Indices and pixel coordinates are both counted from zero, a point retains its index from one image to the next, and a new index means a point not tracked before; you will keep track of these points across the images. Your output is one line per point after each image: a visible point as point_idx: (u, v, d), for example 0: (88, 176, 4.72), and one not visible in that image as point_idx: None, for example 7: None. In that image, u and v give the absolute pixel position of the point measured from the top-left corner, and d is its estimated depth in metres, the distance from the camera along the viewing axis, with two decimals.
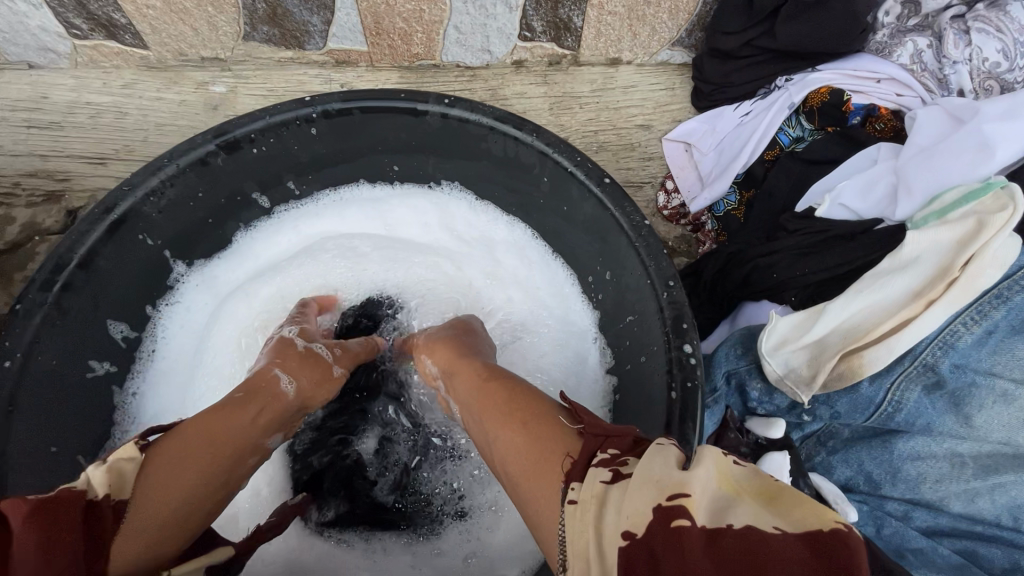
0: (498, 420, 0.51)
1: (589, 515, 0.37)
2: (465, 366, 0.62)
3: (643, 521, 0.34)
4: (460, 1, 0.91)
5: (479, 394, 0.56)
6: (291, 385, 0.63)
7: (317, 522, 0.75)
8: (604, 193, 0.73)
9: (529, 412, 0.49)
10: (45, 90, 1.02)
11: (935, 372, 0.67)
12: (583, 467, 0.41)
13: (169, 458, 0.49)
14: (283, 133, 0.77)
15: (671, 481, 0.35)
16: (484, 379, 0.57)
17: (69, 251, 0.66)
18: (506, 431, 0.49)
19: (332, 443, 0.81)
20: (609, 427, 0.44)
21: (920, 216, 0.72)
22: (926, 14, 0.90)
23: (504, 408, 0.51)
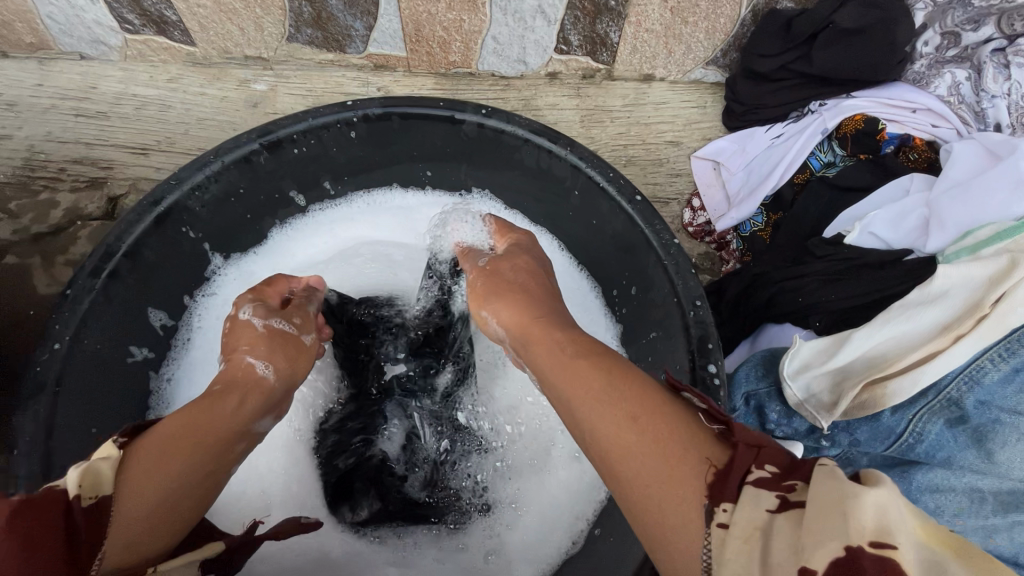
0: (597, 408, 0.44)
1: (749, 546, 0.33)
2: (551, 334, 0.53)
3: (829, 561, 0.30)
4: (500, 13, 0.92)
5: (567, 373, 0.48)
6: (269, 368, 0.60)
7: (352, 521, 0.77)
8: (635, 211, 0.74)
9: (642, 405, 0.43)
10: (95, 81, 1.06)
11: (959, 407, 0.67)
12: (736, 484, 0.36)
13: (152, 451, 0.48)
14: (323, 135, 0.79)
15: (870, 524, 0.31)
16: (572, 356, 0.49)
17: (117, 241, 0.69)
18: (611, 422, 0.43)
19: (354, 444, 0.80)
20: (759, 438, 0.39)
21: (953, 251, 0.72)
22: (965, 46, 0.90)
23: (603, 395, 0.44)
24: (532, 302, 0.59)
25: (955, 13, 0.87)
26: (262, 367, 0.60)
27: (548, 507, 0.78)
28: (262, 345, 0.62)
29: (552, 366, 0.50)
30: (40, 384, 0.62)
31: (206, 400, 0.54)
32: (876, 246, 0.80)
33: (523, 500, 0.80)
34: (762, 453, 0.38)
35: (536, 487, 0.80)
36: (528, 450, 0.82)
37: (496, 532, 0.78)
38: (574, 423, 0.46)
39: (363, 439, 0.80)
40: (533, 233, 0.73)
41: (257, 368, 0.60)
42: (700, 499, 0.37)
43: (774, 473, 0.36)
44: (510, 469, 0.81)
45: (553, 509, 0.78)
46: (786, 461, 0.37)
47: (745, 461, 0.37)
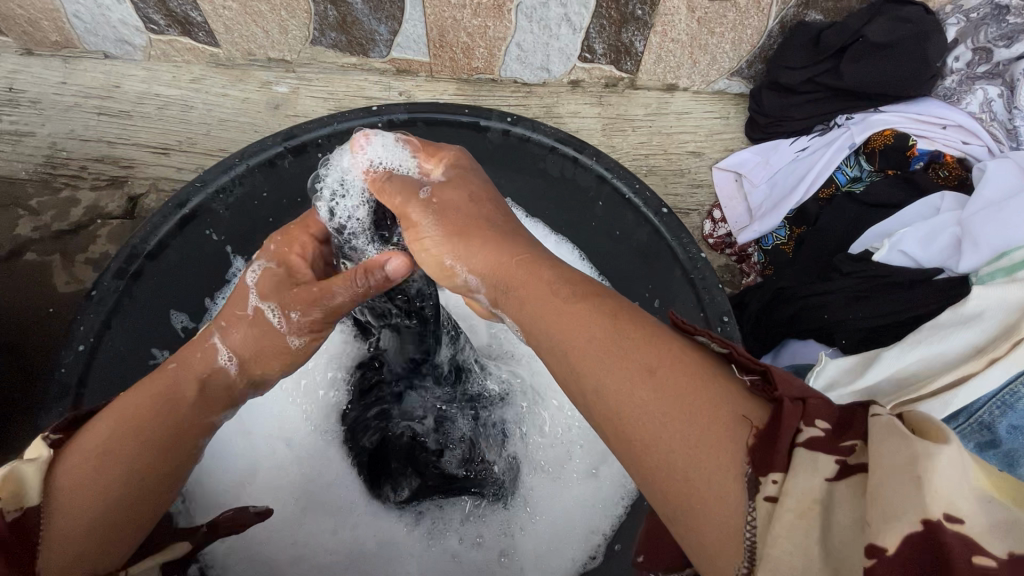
0: (605, 359, 0.38)
1: (805, 525, 0.30)
2: (538, 278, 0.45)
3: (900, 537, 0.27)
4: (525, 20, 0.92)
5: (566, 321, 0.42)
6: (233, 363, 0.53)
7: (396, 500, 0.77)
8: (661, 223, 0.74)
9: (659, 357, 0.38)
10: (118, 80, 1.06)
11: (991, 431, 0.64)
12: (787, 444, 0.32)
13: (92, 453, 0.45)
14: (348, 140, 0.79)
15: (943, 491, 0.27)
16: (573, 299, 0.43)
17: (142, 243, 0.69)
18: (622, 377, 0.37)
19: (372, 423, 0.75)
20: (798, 384, 0.35)
21: (987, 271, 0.71)
22: (997, 62, 0.88)
23: (612, 346, 0.39)
24: (503, 246, 0.49)
25: (988, 30, 0.85)
26: (217, 360, 0.53)
27: (566, 512, 0.77)
28: (236, 329, 0.54)
29: (547, 314, 0.43)
30: (65, 386, 0.62)
31: (152, 386, 0.49)
32: (905, 264, 0.79)
33: (540, 504, 0.79)
34: (809, 407, 0.33)
35: (556, 491, 0.79)
36: (555, 452, 0.81)
37: (512, 532, 0.78)
38: (575, 378, 0.40)
39: (380, 417, 0.75)
40: (467, 151, 0.59)
41: (210, 362, 0.52)
42: (741, 463, 0.33)
43: (828, 431, 0.32)
44: (534, 465, 0.80)
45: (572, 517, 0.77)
46: (837, 413, 0.33)
47: (793, 417, 0.33)
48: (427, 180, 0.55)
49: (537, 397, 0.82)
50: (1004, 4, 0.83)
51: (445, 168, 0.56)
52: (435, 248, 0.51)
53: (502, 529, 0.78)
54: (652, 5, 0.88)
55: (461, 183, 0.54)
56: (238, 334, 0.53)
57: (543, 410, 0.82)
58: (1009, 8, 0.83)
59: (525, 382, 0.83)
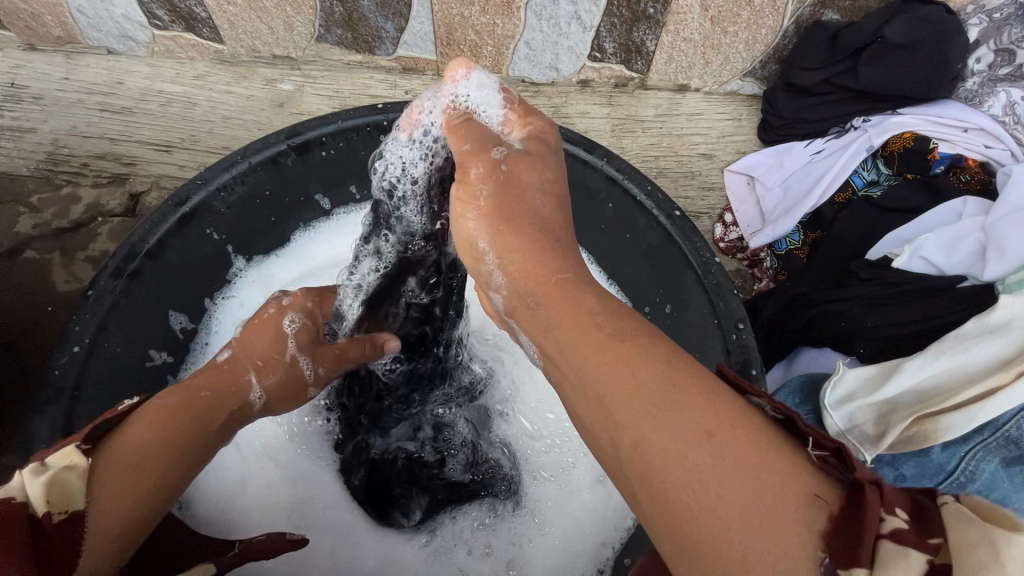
0: (658, 417, 0.34)
1: None
2: (578, 308, 0.41)
3: None
4: (535, 17, 0.90)
5: (612, 365, 0.37)
6: (262, 398, 0.56)
7: (410, 523, 0.75)
8: (674, 226, 0.71)
9: (719, 417, 0.33)
10: (121, 76, 1.05)
11: (1018, 446, 0.63)
12: (873, 545, 0.28)
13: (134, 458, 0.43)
14: (353, 138, 0.77)
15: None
16: (619, 341, 0.38)
17: (140, 241, 0.67)
18: (674, 435, 0.33)
19: (359, 456, 0.75)
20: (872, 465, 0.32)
21: (1014, 278, 0.68)
22: (1020, 64, 0.85)
23: (664, 402, 0.34)
24: (535, 255, 0.45)
25: (1012, 30, 0.83)
26: (251, 392, 0.55)
27: (575, 521, 0.75)
28: (272, 370, 0.57)
29: (588, 353, 0.38)
30: (59, 389, 0.60)
31: (186, 405, 0.49)
32: (926, 271, 0.76)
33: (547, 514, 0.76)
34: (888, 494, 0.30)
35: (563, 499, 0.76)
36: (559, 455, 0.78)
37: (521, 542, 0.75)
38: (620, 432, 0.35)
39: (361, 449, 0.75)
40: (557, 126, 0.53)
41: (249, 388, 0.55)
42: (815, 552, 0.29)
43: (911, 522, 0.29)
44: (535, 472, 0.78)
45: (580, 520, 0.75)
46: (911, 504, 0.31)
47: (872, 505, 0.30)
48: (505, 143, 0.49)
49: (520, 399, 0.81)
50: None
51: (527, 137, 0.50)
52: (473, 224, 0.47)
53: (510, 538, 0.75)
54: (665, 3, 0.86)
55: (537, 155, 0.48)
56: (275, 377, 0.57)
57: (543, 415, 0.80)
58: None
59: (507, 382, 0.82)
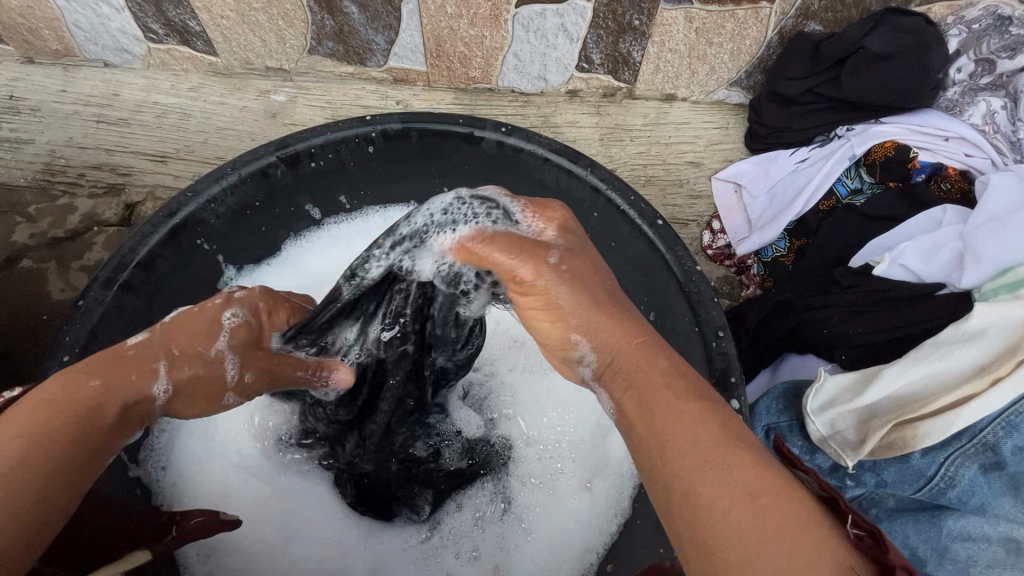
0: (745, 493, 0.36)
1: None
2: (662, 395, 0.42)
3: None
4: (522, 30, 0.92)
5: (687, 440, 0.39)
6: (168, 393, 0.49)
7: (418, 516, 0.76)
8: (657, 235, 0.72)
9: (791, 509, 0.36)
10: (117, 88, 1.07)
11: (995, 452, 0.64)
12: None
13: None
14: (342, 149, 0.79)
15: None
16: (699, 412, 0.40)
17: (131, 252, 0.69)
18: (743, 510, 0.36)
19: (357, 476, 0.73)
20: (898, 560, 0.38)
21: (990, 287, 0.70)
22: (1000, 73, 0.87)
23: (712, 460, 0.38)
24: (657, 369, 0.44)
25: (991, 41, 0.85)
26: (152, 390, 0.48)
27: (562, 524, 0.76)
28: (187, 364, 0.50)
29: (679, 430, 0.40)
30: None
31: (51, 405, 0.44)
32: (905, 278, 0.77)
33: (535, 518, 0.77)
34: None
35: (551, 503, 0.77)
36: (547, 461, 0.79)
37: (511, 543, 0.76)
38: (691, 491, 0.37)
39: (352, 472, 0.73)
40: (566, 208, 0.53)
41: (138, 389, 0.48)
42: None
43: None
44: (526, 479, 0.78)
45: (568, 527, 0.75)
46: None
47: None
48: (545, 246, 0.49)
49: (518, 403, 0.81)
50: (1006, 15, 0.83)
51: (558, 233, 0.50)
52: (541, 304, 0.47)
53: (500, 538, 0.76)
54: (650, 15, 0.88)
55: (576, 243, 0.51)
56: (188, 369, 0.50)
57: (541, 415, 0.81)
58: (1011, 20, 0.83)
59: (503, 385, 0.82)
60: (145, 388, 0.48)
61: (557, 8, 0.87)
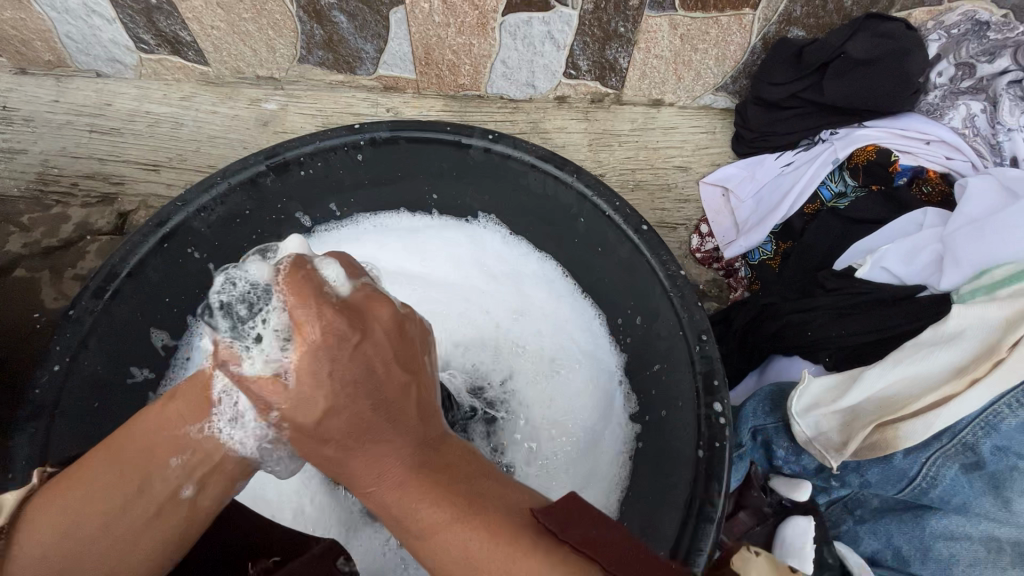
0: (477, 542, 0.42)
1: None
2: (385, 454, 0.47)
3: None
4: (509, 38, 0.93)
5: (428, 505, 0.45)
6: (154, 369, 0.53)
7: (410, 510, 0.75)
8: (642, 240, 0.73)
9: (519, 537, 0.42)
10: (109, 98, 1.08)
11: (974, 452, 0.65)
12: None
13: (61, 504, 0.46)
14: (331, 157, 0.79)
15: None
16: (423, 476, 0.46)
17: (121, 261, 0.70)
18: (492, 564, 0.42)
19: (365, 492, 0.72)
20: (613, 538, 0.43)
21: (968, 289, 0.71)
22: (980, 77, 0.89)
23: (467, 523, 0.43)
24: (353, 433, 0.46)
25: (970, 45, 0.87)
26: (202, 425, 0.51)
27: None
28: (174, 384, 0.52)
29: (394, 493, 0.46)
30: (39, 407, 0.63)
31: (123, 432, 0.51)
32: (888, 281, 0.78)
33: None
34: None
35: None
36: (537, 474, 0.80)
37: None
38: (450, 549, 0.43)
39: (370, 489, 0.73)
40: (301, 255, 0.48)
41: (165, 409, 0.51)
42: None
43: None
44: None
45: None
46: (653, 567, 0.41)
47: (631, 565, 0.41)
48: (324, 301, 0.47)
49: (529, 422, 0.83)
50: (984, 20, 0.85)
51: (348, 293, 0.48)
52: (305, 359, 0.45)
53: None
54: (635, 23, 0.89)
55: (419, 336, 0.52)
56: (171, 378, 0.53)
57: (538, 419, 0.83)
58: (989, 25, 0.85)
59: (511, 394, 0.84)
60: (196, 426, 0.50)
61: (543, 16, 0.88)
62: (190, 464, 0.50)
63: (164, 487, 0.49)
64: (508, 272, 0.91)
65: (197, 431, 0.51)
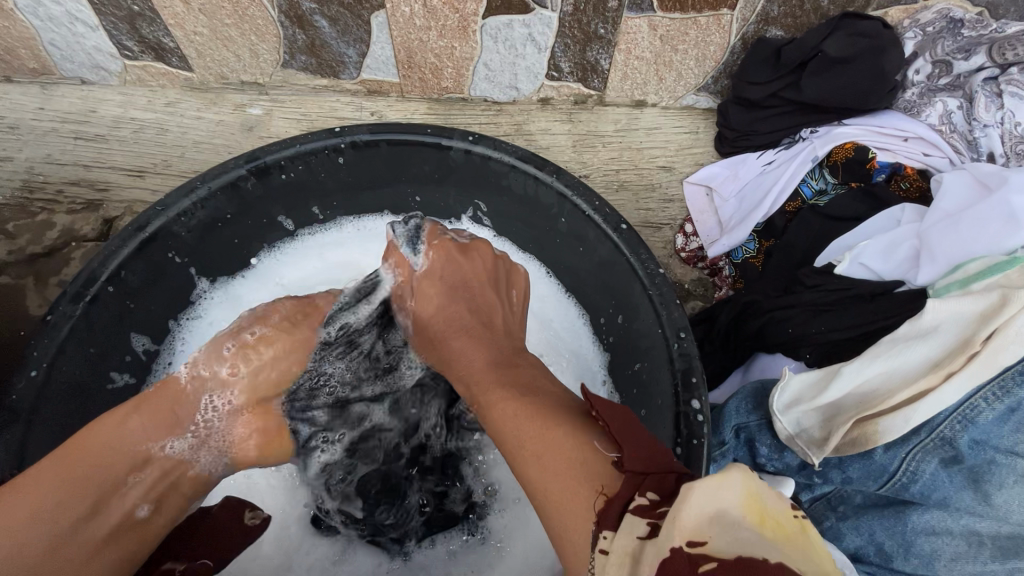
0: (535, 418, 0.50)
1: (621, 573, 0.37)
2: (464, 350, 0.63)
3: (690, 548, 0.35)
4: (490, 40, 0.94)
5: (499, 395, 0.55)
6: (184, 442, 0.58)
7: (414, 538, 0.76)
8: (621, 239, 0.73)
9: (547, 448, 0.47)
10: (94, 105, 1.08)
11: (952, 446, 0.65)
12: (615, 516, 0.40)
13: (8, 504, 0.49)
14: (311, 161, 0.80)
15: (691, 525, 0.35)
16: (498, 370, 0.59)
17: (100, 267, 0.69)
18: (533, 463, 0.47)
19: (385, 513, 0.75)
20: (650, 465, 0.43)
21: (943, 284, 0.72)
22: (957, 74, 0.90)
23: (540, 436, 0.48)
24: (452, 341, 0.64)
25: (945, 42, 0.89)
26: (166, 441, 0.57)
27: (531, 547, 0.75)
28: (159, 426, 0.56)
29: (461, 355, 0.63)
30: (15, 413, 0.62)
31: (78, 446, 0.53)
32: (866, 277, 0.79)
33: (509, 538, 0.77)
34: (644, 482, 0.41)
35: (521, 525, 0.77)
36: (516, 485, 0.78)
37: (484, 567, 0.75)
38: (503, 415, 0.53)
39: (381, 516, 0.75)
40: (484, 247, 0.71)
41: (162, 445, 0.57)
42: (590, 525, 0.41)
43: (653, 501, 0.40)
44: (495, 502, 0.78)
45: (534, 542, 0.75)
46: (668, 491, 0.41)
47: (629, 489, 0.41)
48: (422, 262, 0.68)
49: None
50: (958, 18, 0.86)
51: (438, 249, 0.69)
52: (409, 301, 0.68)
53: (473, 563, 0.76)
54: (615, 24, 0.90)
55: (515, 281, 0.73)
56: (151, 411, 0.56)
57: None
58: (963, 22, 0.87)
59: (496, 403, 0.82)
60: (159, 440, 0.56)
61: (524, 18, 0.89)
62: (146, 484, 0.55)
63: (121, 505, 0.54)
64: None
65: (159, 449, 0.56)
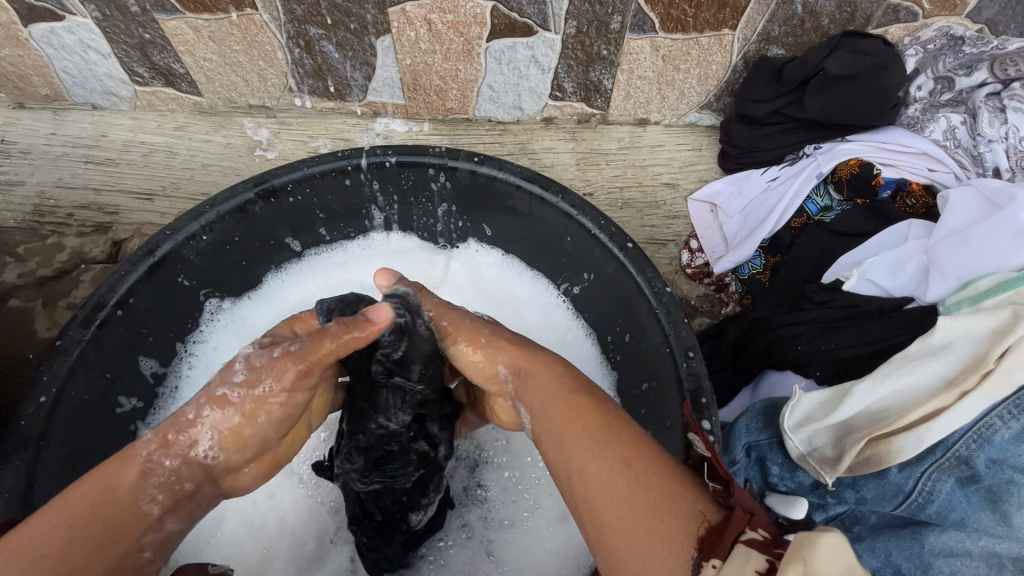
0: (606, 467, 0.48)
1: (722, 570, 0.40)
2: (554, 378, 0.58)
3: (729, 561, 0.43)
4: (494, 62, 0.95)
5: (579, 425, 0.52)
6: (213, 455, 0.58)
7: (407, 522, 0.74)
8: (627, 258, 0.73)
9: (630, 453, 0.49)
10: (105, 130, 1.10)
11: (969, 465, 0.64)
12: (732, 544, 0.40)
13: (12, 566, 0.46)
14: (319, 183, 0.80)
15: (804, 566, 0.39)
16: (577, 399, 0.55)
17: (110, 291, 0.70)
18: (610, 477, 0.47)
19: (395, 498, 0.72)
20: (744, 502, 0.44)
21: (954, 300, 0.72)
22: (960, 90, 0.91)
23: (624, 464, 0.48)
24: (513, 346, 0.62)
25: (947, 59, 0.89)
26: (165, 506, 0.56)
27: (529, 554, 0.76)
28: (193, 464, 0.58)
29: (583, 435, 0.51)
30: (24, 440, 0.62)
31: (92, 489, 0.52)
32: (875, 293, 0.79)
33: (499, 548, 0.77)
34: (754, 518, 0.43)
35: (517, 542, 0.77)
36: (514, 501, 0.79)
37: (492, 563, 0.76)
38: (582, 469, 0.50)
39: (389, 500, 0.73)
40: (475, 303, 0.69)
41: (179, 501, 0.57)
42: (690, 552, 0.42)
43: (766, 537, 0.41)
44: (498, 519, 0.78)
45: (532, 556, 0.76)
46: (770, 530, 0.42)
47: (741, 520, 0.42)
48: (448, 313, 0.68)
49: (510, 446, 0.82)
50: (958, 35, 0.87)
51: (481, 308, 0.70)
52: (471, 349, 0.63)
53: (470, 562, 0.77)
54: (617, 46, 0.91)
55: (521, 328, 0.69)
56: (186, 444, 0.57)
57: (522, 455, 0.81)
58: (964, 40, 0.88)
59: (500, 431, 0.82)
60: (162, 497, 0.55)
61: (527, 41, 0.90)
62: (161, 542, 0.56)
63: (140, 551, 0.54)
64: (509, 297, 0.92)
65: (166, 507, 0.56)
